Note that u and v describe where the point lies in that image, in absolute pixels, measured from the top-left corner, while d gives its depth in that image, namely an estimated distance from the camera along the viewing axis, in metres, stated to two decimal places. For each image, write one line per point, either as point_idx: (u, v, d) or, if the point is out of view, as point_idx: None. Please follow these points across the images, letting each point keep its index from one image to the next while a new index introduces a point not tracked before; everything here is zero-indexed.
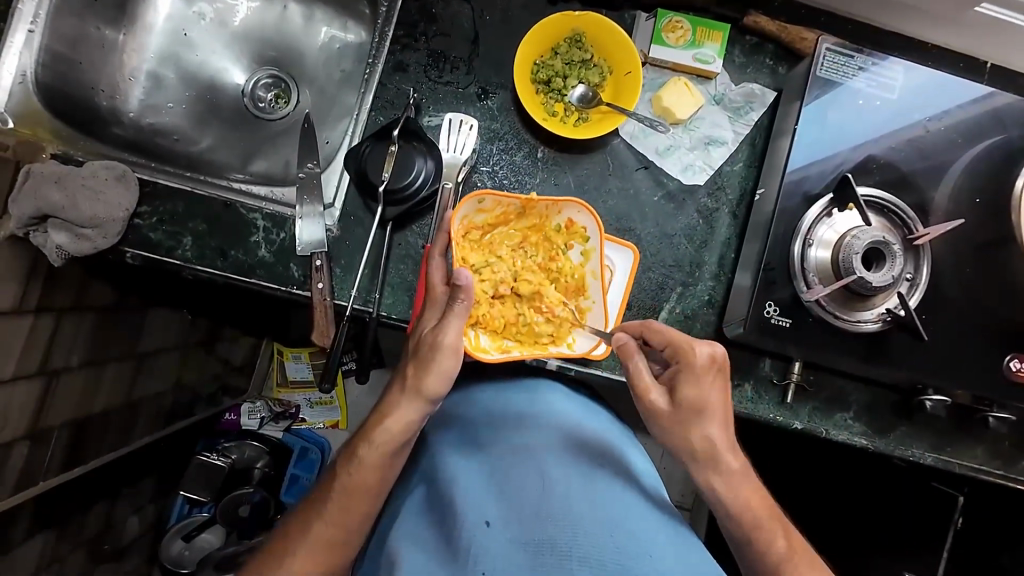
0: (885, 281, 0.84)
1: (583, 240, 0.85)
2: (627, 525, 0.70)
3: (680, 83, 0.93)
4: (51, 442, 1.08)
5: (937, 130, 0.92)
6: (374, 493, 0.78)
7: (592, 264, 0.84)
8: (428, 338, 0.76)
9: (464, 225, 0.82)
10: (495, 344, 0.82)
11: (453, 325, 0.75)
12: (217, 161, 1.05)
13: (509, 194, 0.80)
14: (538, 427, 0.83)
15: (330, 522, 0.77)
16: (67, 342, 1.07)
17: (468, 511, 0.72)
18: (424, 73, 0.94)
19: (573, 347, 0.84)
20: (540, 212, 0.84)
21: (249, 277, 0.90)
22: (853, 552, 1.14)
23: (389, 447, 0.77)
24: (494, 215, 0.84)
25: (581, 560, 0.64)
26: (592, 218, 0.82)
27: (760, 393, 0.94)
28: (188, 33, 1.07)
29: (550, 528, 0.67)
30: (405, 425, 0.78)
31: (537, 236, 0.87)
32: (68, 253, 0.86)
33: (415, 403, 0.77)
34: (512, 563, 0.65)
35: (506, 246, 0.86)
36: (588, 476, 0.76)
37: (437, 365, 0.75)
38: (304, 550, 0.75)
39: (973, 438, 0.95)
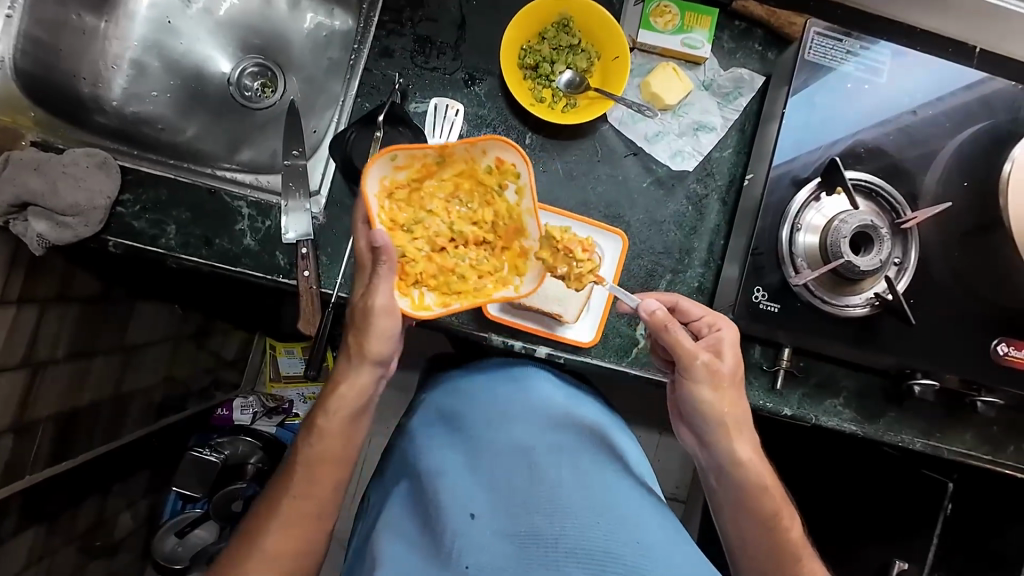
0: (872, 265, 0.84)
1: (515, 178, 0.82)
2: (614, 512, 0.70)
3: (667, 68, 0.92)
4: (37, 434, 1.07)
5: (926, 116, 0.92)
6: (343, 464, 0.78)
7: (525, 202, 0.81)
8: (360, 306, 0.77)
9: (385, 185, 0.82)
10: (439, 300, 0.83)
11: (381, 289, 0.75)
12: (202, 150, 1.04)
13: (419, 143, 0.79)
14: (528, 418, 0.82)
15: (299, 498, 0.76)
16: (51, 334, 1.05)
17: (455, 505, 0.73)
18: (410, 59, 0.93)
19: (519, 290, 0.83)
20: (462, 156, 0.82)
21: (234, 266, 0.89)
22: (846, 544, 1.12)
23: (347, 413, 0.78)
24: (415, 169, 0.83)
25: (567, 551, 0.65)
26: (518, 152, 0.79)
27: (750, 380, 0.94)
28: (172, 20, 1.06)
29: (540, 521, 0.68)
30: (360, 389, 0.79)
31: (469, 182, 0.85)
32: (49, 241, 0.84)
33: (363, 368, 0.78)
34: (497, 554, 0.66)
35: (437, 199, 0.85)
36: (576, 466, 0.76)
37: (376, 328, 0.76)
38: (279, 527, 0.74)
39: (962, 424, 0.96)
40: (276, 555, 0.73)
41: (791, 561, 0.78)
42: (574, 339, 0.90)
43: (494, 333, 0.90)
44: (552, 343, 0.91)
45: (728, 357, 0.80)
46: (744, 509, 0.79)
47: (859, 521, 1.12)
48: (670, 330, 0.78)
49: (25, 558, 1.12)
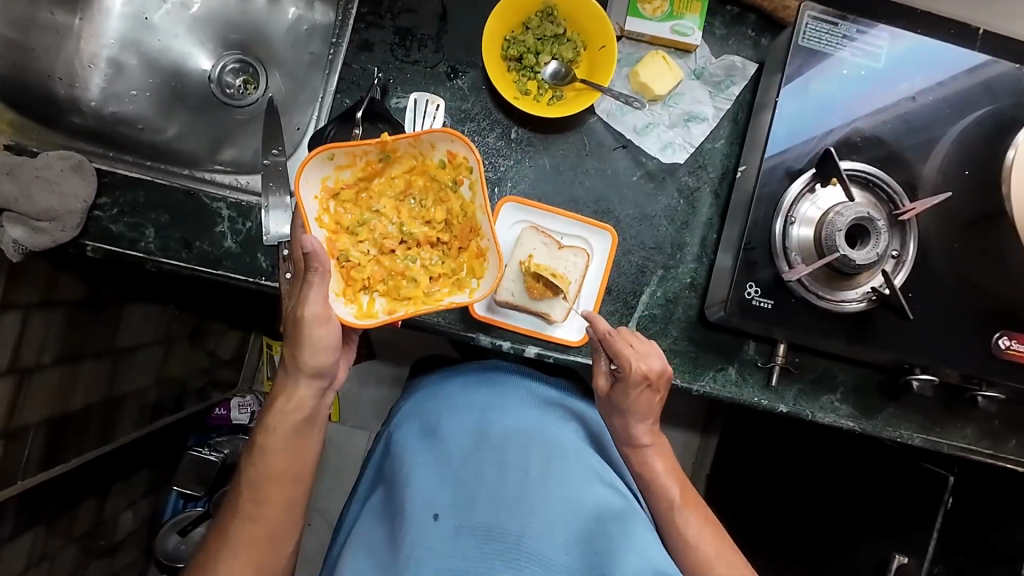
0: (868, 258, 0.81)
1: (469, 171, 0.80)
2: (579, 514, 0.73)
3: (657, 57, 0.89)
4: (27, 440, 1.06)
5: (926, 101, 0.88)
6: (293, 480, 0.78)
7: (478, 198, 0.79)
8: (291, 315, 0.75)
9: (329, 187, 0.80)
10: (388, 307, 0.81)
11: (314, 297, 0.73)
12: (184, 151, 1.02)
13: (358, 140, 0.76)
14: (502, 421, 0.82)
15: (251, 520, 0.76)
16: (38, 338, 1.04)
17: (417, 501, 0.73)
18: (391, 52, 0.90)
19: (474, 293, 0.80)
20: (409, 151, 0.80)
21: (215, 269, 0.87)
22: (844, 538, 1.09)
23: (287, 429, 0.77)
24: (360, 168, 0.80)
25: (530, 552, 0.68)
26: (466, 145, 0.76)
27: (744, 377, 0.92)
28: (148, 17, 1.03)
29: (504, 524, 0.70)
30: (300, 403, 0.78)
31: (422, 178, 0.83)
32: (25, 247, 0.83)
33: (301, 380, 0.77)
34: (459, 555, 0.68)
35: (387, 198, 0.83)
36: (547, 466, 0.76)
37: (308, 338, 0.75)
38: (232, 551, 0.75)
39: (962, 418, 0.93)
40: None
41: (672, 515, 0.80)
42: (564, 338, 0.88)
43: (482, 333, 0.88)
44: (541, 342, 0.89)
45: (637, 399, 0.79)
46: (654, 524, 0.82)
47: (856, 516, 1.10)
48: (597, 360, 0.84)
49: (24, 562, 1.12)
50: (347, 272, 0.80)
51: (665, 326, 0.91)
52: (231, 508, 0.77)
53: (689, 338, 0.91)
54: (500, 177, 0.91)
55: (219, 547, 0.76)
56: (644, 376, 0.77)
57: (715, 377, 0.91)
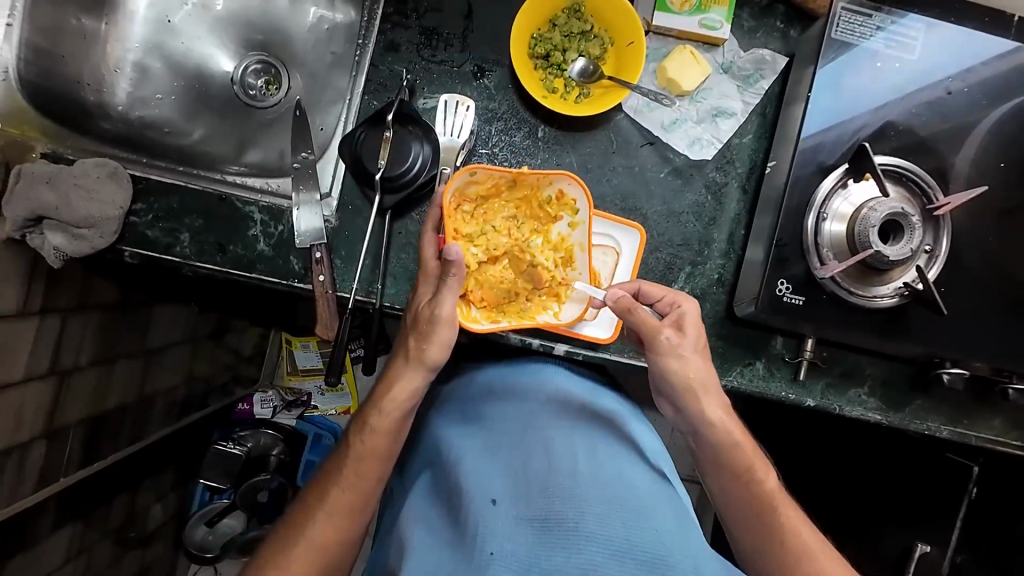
0: (902, 254, 0.82)
1: (573, 212, 0.85)
2: (631, 496, 0.68)
3: (685, 52, 0.88)
4: (68, 439, 1.10)
5: (960, 91, 0.87)
6: (386, 459, 0.79)
7: (578, 236, 0.85)
8: (424, 314, 0.77)
9: (455, 197, 0.82)
10: (486, 315, 0.85)
11: (448, 300, 0.76)
12: (210, 153, 1.03)
13: (499, 167, 0.80)
14: (546, 409, 0.81)
15: (345, 489, 0.77)
16: (75, 342, 1.07)
17: (474, 489, 0.71)
18: (417, 52, 0.90)
19: (559, 316, 0.86)
20: (531, 183, 0.84)
21: (249, 271, 0.89)
22: (866, 526, 1.11)
23: (396, 416, 0.79)
24: (485, 187, 0.84)
25: (589, 536, 0.61)
26: (583, 189, 0.82)
27: (772, 371, 0.92)
28: (171, 19, 1.03)
29: (558, 506, 0.65)
30: (412, 392, 0.79)
31: (529, 208, 0.87)
32: (66, 253, 0.84)
33: (418, 372, 0.79)
34: (519, 540, 0.62)
35: (500, 218, 0.87)
36: (597, 455, 0.73)
37: (437, 336, 0.77)
38: (323, 517, 0.76)
39: (992, 410, 0.93)
40: (315, 546, 0.75)
41: (777, 514, 0.78)
42: (591, 335, 0.88)
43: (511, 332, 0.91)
44: (570, 339, 0.91)
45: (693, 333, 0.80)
46: (748, 532, 0.79)
47: (879, 506, 1.11)
48: (635, 312, 0.79)
49: (65, 554, 1.16)
50: None
51: None
52: (326, 477, 0.79)
53: (718, 334, 0.91)
54: None
55: (310, 512, 0.77)
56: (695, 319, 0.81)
57: (742, 372, 0.91)
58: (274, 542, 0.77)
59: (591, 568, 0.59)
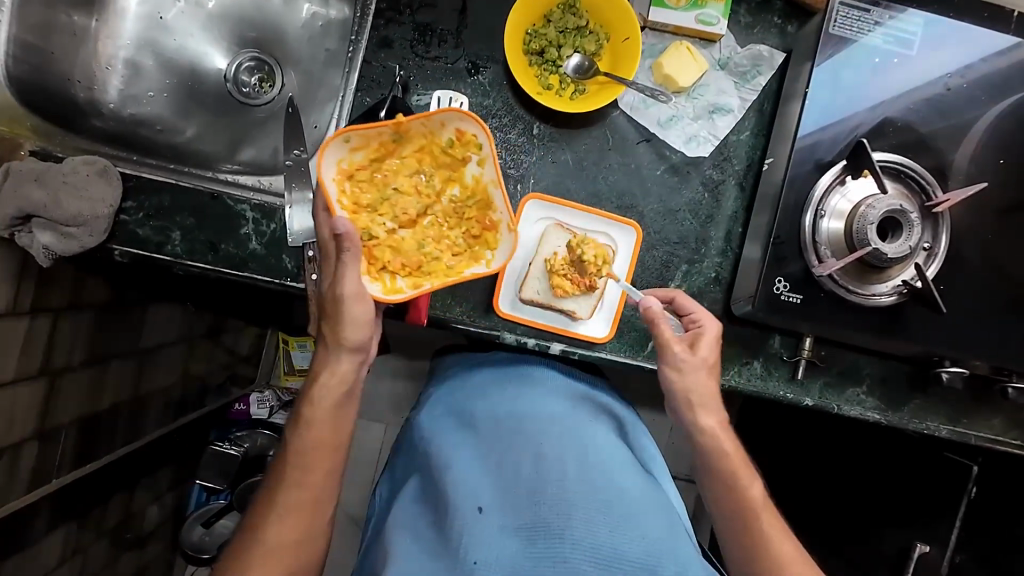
0: (901, 251, 0.81)
1: (478, 149, 0.79)
2: (620, 502, 0.68)
3: (681, 47, 0.87)
4: (60, 440, 1.09)
5: (960, 87, 0.86)
6: (333, 451, 0.77)
7: (489, 173, 0.80)
8: (330, 295, 0.75)
9: (343, 169, 0.80)
10: (411, 282, 0.82)
11: (349, 273, 0.73)
12: (203, 151, 1.02)
13: (373, 122, 0.76)
14: (536, 412, 0.80)
15: (296, 489, 0.74)
16: (68, 341, 1.06)
17: (461, 495, 0.70)
18: (411, 48, 0.89)
19: (491, 264, 0.81)
20: (419, 131, 0.80)
21: (241, 270, 0.88)
22: (862, 529, 1.11)
23: (332, 402, 0.77)
24: (373, 149, 0.80)
25: (577, 547, 0.62)
26: (477, 122, 0.76)
27: (770, 370, 0.91)
28: (163, 16, 1.02)
29: (546, 515, 0.65)
30: (342, 376, 0.77)
31: (433, 157, 0.83)
32: (55, 252, 0.84)
33: (344, 355, 0.77)
34: (506, 551, 0.63)
35: (402, 177, 0.83)
36: (585, 458, 0.73)
37: (348, 314, 0.75)
38: (278, 521, 0.73)
39: (990, 409, 0.92)
40: (274, 551, 0.72)
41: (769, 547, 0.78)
42: (589, 335, 0.88)
43: (506, 330, 0.88)
44: (566, 339, 0.89)
45: (710, 347, 0.81)
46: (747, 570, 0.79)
47: (875, 506, 1.10)
48: (658, 323, 0.80)
49: (60, 555, 1.15)
50: (369, 251, 0.81)
51: None
52: (274, 480, 0.76)
53: None
54: (523, 173, 0.90)
55: (264, 517, 0.74)
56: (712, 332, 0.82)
57: (739, 371, 0.90)
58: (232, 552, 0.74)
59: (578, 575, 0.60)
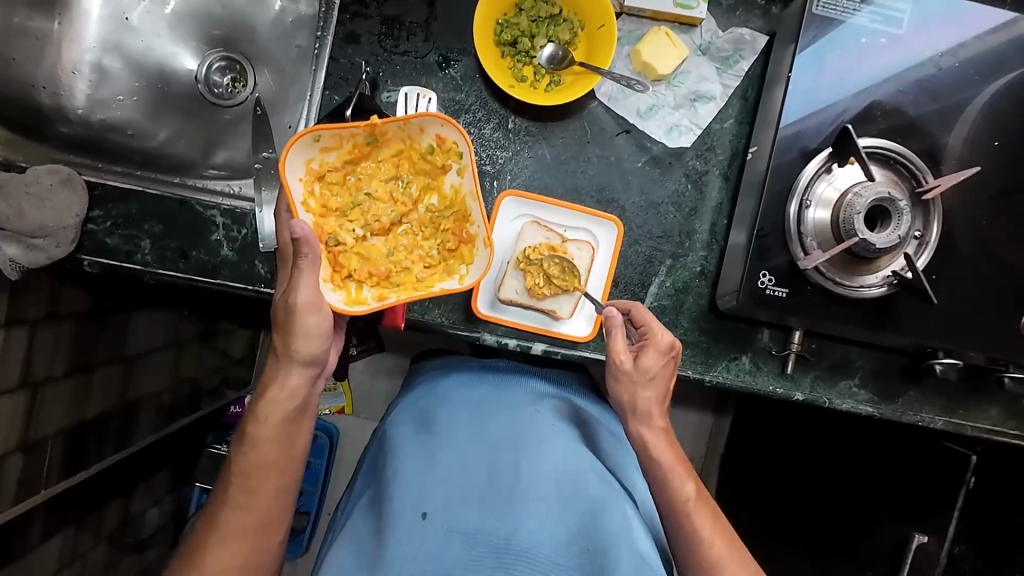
0: (889, 241, 0.78)
1: (459, 157, 0.77)
2: (566, 514, 0.71)
3: (660, 33, 0.84)
4: (47, 450, 1.08)
5: (952, 66, 0.83)
6: (282, 470, 0.75)
7: (467, 183, 0.77)
8: (283, 305, 0.72)
9: (313, 169, 0.76)
10: (377, 293, 0.78)
11: (303, 284, 0.70)
12: (175, 155, 0.99)
13: (347, 122, 0.73)
14: (494, 418, 0.80)
15: (240, 509, 0.73)
16: (47, 351, 1.05)
17: (406, 501, 0.71)
18: (379, 43, 0.86)
19: (464, 280, 0.77)
20: (397, 135, 0.77)
21: (214, 278, 0.86)
22: (859, 521, 1.08)
23: (279, 419, 0.74)
24: (347, 151, 0.78)
25: (518, 557, 0.65)
26: (458, 130, 0.74)
27: (758, 365, 0.88)
28: (129, 17, 0.99)
29: (491, 524, 0.67)
30: (292, 391, 0.75)
31: (411, 163, 0.80)
32: (22, 265, 0.81)
33: (293, 369, 0.74)
34: (449, 555, 0.66)
35: (377, 181, 0.80)
36: (536, 465, 0.74)
37: (300, 327, 0.72)
38: (225, 540, 0.72)
39: (988, 399, 0.90)
40: (219, 571, 0.71)
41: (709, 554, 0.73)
42: (571, 334, 0.86)
43: (487, 331, 0.87)
44: (548, 338, 0.87)
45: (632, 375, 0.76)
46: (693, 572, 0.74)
47: (873, 497, 1.07)
48: (611, 333, 0.76)
49: (56, 563, 1.15)
50: (333, 257, 0.77)
51: (676, 317, 0.88)
52: (219, 498, 0.75)
53: (701, 328, 0.88)
54: (499, 169, 0.88)
55: (209, 536, 0.73)
56: (669, 346, 0.76)
57: (727, 366, 0.88)
58: (181, 567, 0.74)
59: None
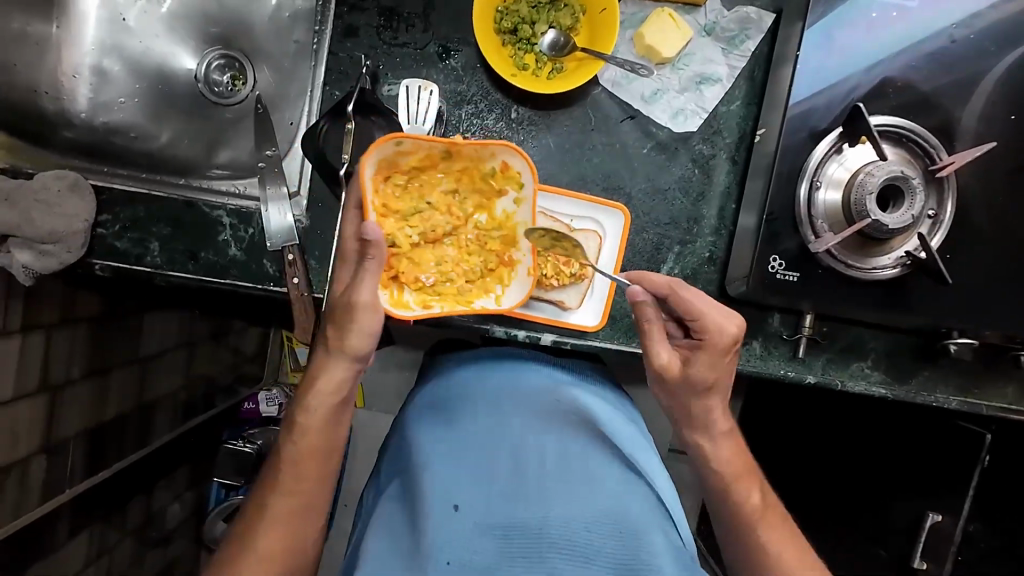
0: (903, 221, 0.77)
1: (519, 187, 0.77)
2: (598, 501, 0.66)
3: (663, 15, 0.82)
4: (68, 451, 1.11)
5: (965, 38, 0.81)
6: (326, 457, 0.76)
7: (524, 214, 0.78)
8: (341, 302, 0.72)
9: (382, 168, 0.75)
10: (419, 300, 0.79)
11: (365, 283, 0.70)
12: (178, 156, 0.99)
13: (430, 137, 0.71)
14: (517, 407, 0.78)
15: (290, 494, 0.75)
16: (63, 355, 1.06)
17: (436, 493, 0.68)
18: (378, 35, 0.85)
19: (501, 300, 0.81)
20: (470, 155, 0.76)
21: (223, 278, 0.86)
22: (875, 500, 1.09)
23: (327, 409, 0.75)
24: (418, 158, 0.76)
25: (555, 549, 0.61)
26: (527, 164, 0.74)
27: (769, 350, 0.87)
28: (126, 18, 0.98)
29: (525, 514, 0.64)
30: (338, 384, 0.75)
31: (472, 181, 0.79)
32: (36, 271, 0.82)
33: (342, 364, 0.74)
34: (484, 548, 0.62)
35: (438, 192, 0.79)
36: (565, 453, 0.71)
37: (356, 325, 0.72)
38: (270, 524, 0.73)
39: (1004, 378, 0.88)
40: (270, 557, 0.73)
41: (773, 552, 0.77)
42: (579, 325, 0.86)
43: (496, 324, 0.87)
44: (556, 329, 0.87)
45: (701, 375, 0.74)
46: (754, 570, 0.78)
47: (888, 476, 1.07)
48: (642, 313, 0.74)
49: (82, 559, 1.19)
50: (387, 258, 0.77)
51: None
52: (266, 485, 0.76)
53: None
54: None
55: (257, 525, 0.74)
56: (714, 338, 0.74)
57: (738, 352, 0.87)
58: (226, 557, 0.75)
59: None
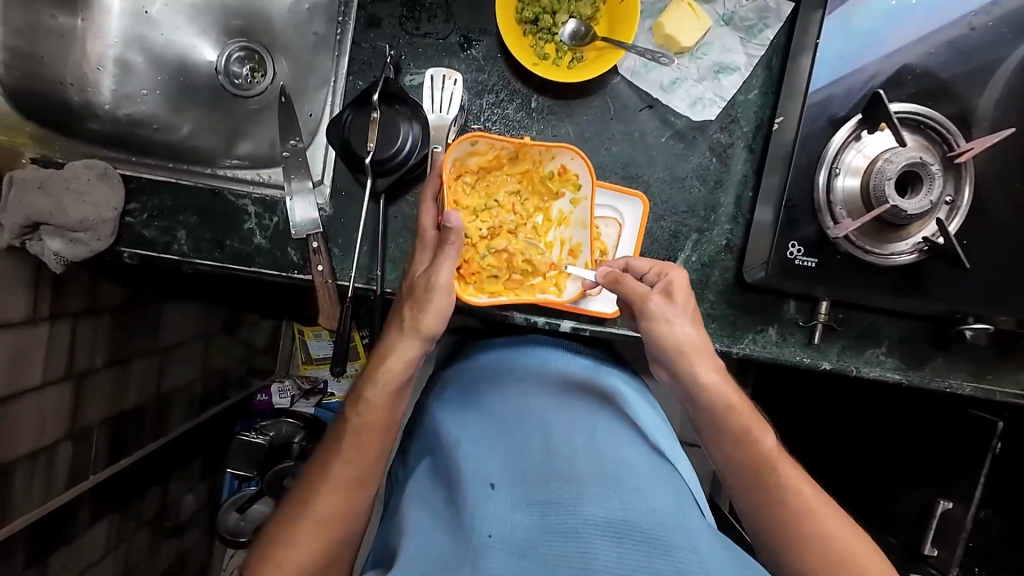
0: (921, 207, 0.79)
1: (575, 188, 0.84)
2: (628, 478, 0.64)
3: (682, 5, 0.83)
4: (93, 438, 1.13)
5: (983, 27, 0.82)
6: (385, 431, 0.76)
7: (581, 212, 0.84)
8: (422, 281, 0.74)
9: (456, 167, 0.81)
10: (484, 290, 0.82)
11: (444, 266, 0.73)
12: (199, 147, 1.00)
13: (503, 137, 0.78)
14: (542, 390, 0.79)
15: (348, 463, 0.74)
16: (88, 344, 1.08)
17: (471, 473, 0.69)
18: (400, 26, 0.86)
19: (561, 292, 0.85)
20: (534, 157, 0.82)
21: (249, 265, 0.88)
22: (885, 489, 1.09)
23: (393, 386, 0.76)
24: (487, 159, 0.82)
25: (587, 520, 0.59)
26: (585, 164, 0.80)
27: (785, 336, 0.88)
28: (148, 10, 1.00)
29: (557, 488, 0.63)
30: (407, 361, 0.76)
31: (533, 183, 0.85)
32: (67, 258, 0.84)
33: (414, 341, 0.75)
34: (518, 522, 0.61)
35: (504, 192, 0.85)
36: (592, 433, 0.71)
37: (434, 305, 0.74)
38: (327, 491, 0.73)
39: (1017, 364, 0.89)
40: (324, 523, 0.73)
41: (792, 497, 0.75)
42: (598, 311, 0.85)
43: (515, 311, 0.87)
44: (575, 316, 0.87)
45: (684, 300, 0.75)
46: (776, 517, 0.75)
47: (899, 465, 1.08)
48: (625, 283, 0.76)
49: (104, 545, 1.21)
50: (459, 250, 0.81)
51: (703, 291, 0.88)
52: (322, 456, 0.76)
53: (727, 301, 0.88)
54: None
55: (310, 495, 0.74)
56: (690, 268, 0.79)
57: (755, 338, 0.88)
58: (275, 526, 0.75)
59: (590, 554, 0.56)
